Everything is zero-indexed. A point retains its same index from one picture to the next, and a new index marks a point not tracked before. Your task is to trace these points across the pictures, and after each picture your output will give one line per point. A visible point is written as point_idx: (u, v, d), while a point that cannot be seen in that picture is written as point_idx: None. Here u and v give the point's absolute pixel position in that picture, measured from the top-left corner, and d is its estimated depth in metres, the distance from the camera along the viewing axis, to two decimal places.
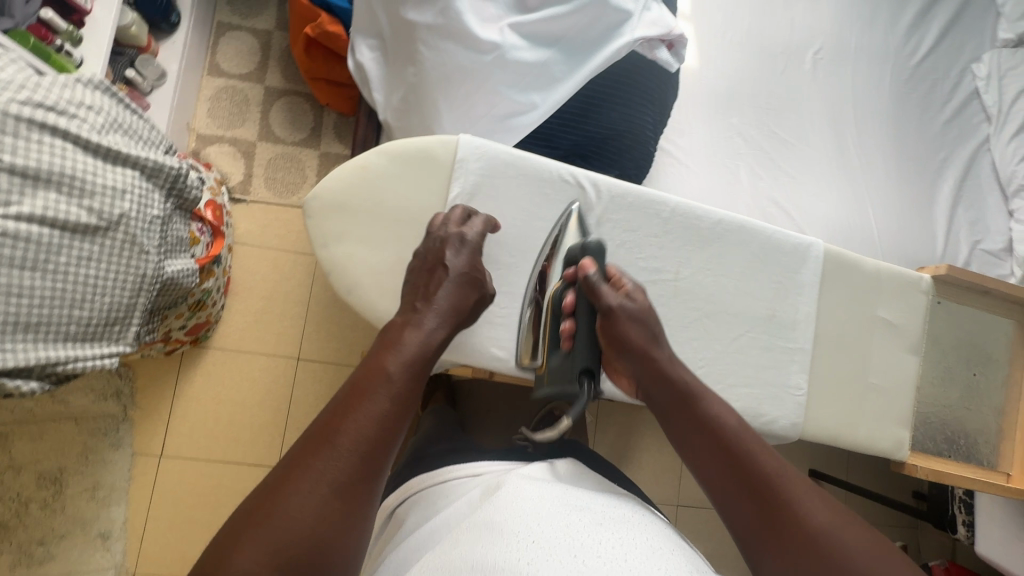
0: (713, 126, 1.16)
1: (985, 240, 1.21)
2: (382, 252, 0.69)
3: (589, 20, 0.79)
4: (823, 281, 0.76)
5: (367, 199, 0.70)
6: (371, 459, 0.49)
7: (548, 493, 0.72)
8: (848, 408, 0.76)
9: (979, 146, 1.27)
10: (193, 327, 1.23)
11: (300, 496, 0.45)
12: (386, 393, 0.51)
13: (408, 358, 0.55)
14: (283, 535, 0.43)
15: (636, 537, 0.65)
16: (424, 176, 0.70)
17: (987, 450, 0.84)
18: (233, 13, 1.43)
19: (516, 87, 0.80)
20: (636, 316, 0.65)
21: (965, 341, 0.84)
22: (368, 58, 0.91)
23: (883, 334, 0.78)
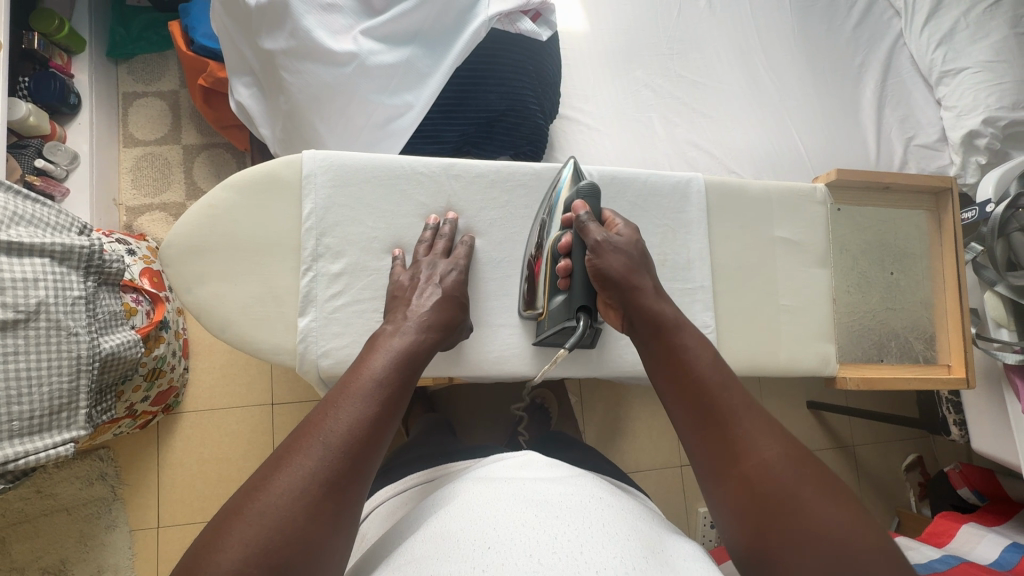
0: (620, 82, 1.14)
1: (920, 134, 1.19)
2: (248, 286, 0.64)
3: (437, 11, 0.78)
4: (709, 213, 0.74)
5: (220, 237, 0.64)
6: (359, 455, 0.48)
7: (504, 491, 0.64)
8: (763, 336, 0.74)
9: (894, 42, 1.24)
10: (157, 396, 1.23)
11: (279, 493, 0.44)
12: (373, 392, 0.51)
13: (395, 359, 0.55)
14: (262, 529, 0.42)
15: (599, 523, 0.57)
16: (276, 201, 0.65)
17: (926, 347, 0.81)
18: (136, 82, 1.43)
19: (385, 92, 0.80)
20: (625, 249, 0.63)
21: (873, 242, 0.82)
22: (246, 96, 0.90)
23: (785, 253, 0.76)
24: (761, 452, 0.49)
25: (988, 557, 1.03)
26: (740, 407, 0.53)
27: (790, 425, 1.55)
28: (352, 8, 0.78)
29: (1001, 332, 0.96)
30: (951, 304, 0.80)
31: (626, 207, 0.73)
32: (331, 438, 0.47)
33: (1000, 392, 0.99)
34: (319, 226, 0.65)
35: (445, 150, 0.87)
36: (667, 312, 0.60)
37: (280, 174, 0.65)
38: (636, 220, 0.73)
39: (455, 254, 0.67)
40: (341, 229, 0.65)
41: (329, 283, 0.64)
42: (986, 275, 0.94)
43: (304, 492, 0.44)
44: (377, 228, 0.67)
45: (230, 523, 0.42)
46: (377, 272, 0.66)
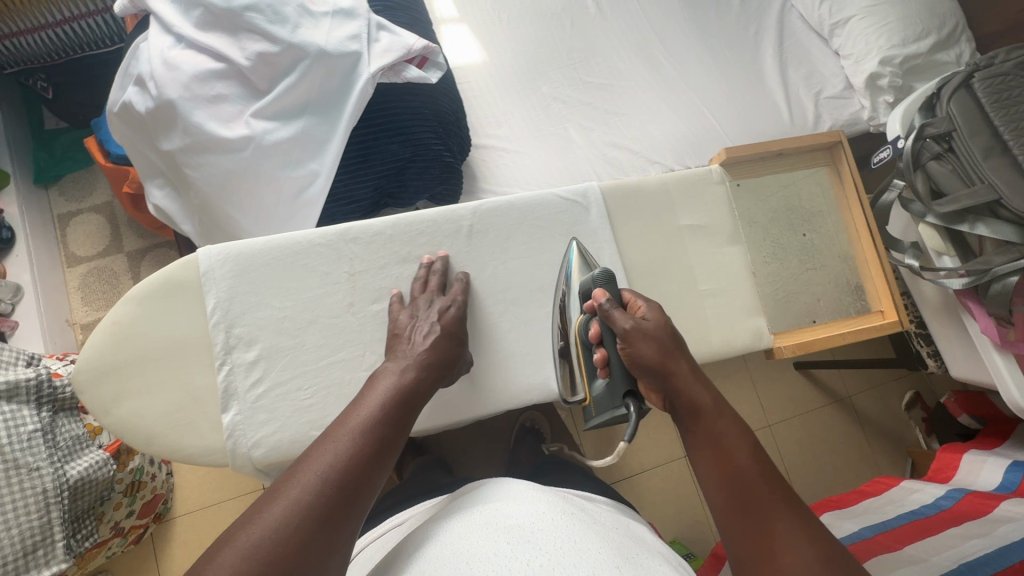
0: (528, 101, 1.16)
1: (826, 87, 1.22)
2: (167, 393, 0.63)
3: (319, 78, 0.79)
4: (612, 217, 0.75)
5: (131, 351, 0.63)
6: (351, 494, 0.48)
7: (468, 521, 0.62)
8: (690, 323, 0.74)
9: (781, 6, 1.28)
10: (145, 508, 1.20)
11: (268, 528, 0.43)
12: (368, 435, 0.52)
13: (390, 401, 0.56)
14: (247, 561, 0.41)
15: (567, 539, 0.57)
16: (181, 303, 0.64)
17: (856, 296, 0.84)
18: (69, 201, 1.44)
19: (289, 165, 0.81)
20: (656, 334, 0.59)
21: (780, 208, 0.86)
22: (162, 198, 0.91)
23: (693, 237, 0.77)
24: (794, 555, 0.46)
25: (992, 483, 1.02)
26: (778, 501, 0.50)
27: (782, 391, 1.54)
28: (238, 94, 0.79)
29: (944, 260, 0.97)
30: (869, 253, 0.84)
31: (527, 234, 0.73)
32: (327, 474, 0.48)
33: (959, 318, 0.99)
34: (226, 317, 0.63)
35: (363, 208, 0.88)
36: (702, 397, 0.57)
37: (180, 274, 0.64)
38: (545, 238, 0.74)
39: (452, 292, 0.67)
40: (248, 315, 0.64)
41: (246, 372, 0.62)
42: (916, 209, 0.94)
43: (290, 526, 0.44)
44: (285, 307, 0.65)
45: (223, 544, 0.42)
46: (297, 348, 0.64)
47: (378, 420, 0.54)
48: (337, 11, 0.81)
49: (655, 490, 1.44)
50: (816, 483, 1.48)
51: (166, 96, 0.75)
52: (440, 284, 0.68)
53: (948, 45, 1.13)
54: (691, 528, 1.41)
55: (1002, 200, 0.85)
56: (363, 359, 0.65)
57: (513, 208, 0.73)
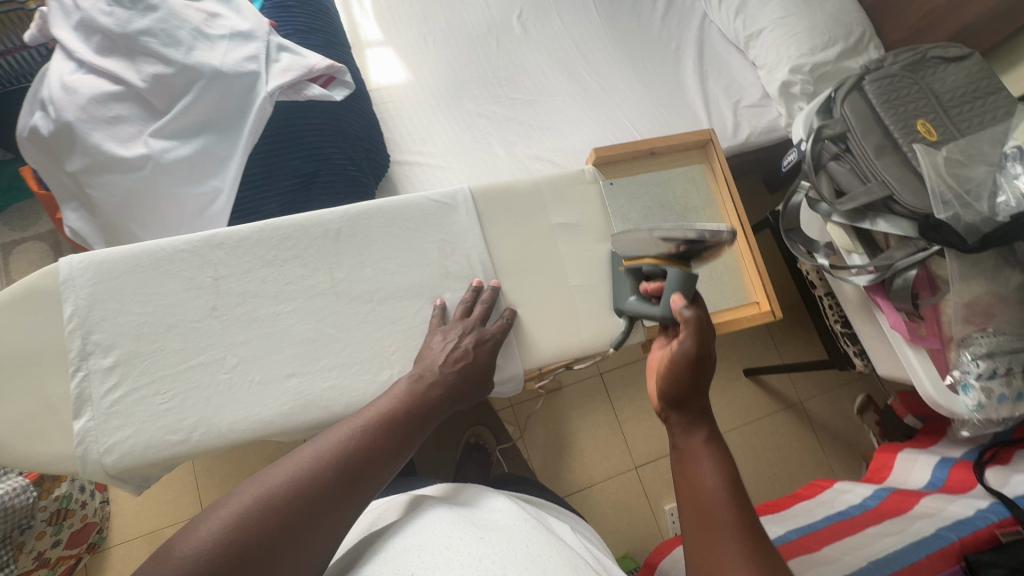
0: (453, 118, 1.19)
1: (745, 96, 1.25)
2: (15, 409, 0.57)
3: (217, 98, 0.82)
4: (479, 217, 0.72)
5: None
6: (353, 478, 0.51)
7: (428, 514, 0.60)
8: (562, 321, 0.72)
9: (701, 22, 1.33)
10: (73, 537, 1.17)
11: (273, 489, 0.48)
12: (380, 429, 0.55)
13: (411, 404, 0.59)
14: (248, 512, 0.46)
15: (523, 545, 0.54)
16: (32, 314, 0.58)
17: (735, 291, 0.86)
18: (12, 229, 1.45)
19: (190, 182, 0.82)
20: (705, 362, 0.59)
21: (655, 204, 0.82)
22: (75, 219, 0.92)
23: (565, 237, 0.75)
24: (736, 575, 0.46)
25: (922, 480, 1.01)
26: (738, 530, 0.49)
27: (732, 398, 1.53)
28: (138, 115, 0.81)
29: (854, 258, 0.97)
30: (740, 244, 0.87)
31: (398, 236, 0.69)
32: (336, 456, 0.52)
33: (873, 315, 1.00)
34: (84, 324, 0.58)
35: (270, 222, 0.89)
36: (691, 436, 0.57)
37: (34, 283, 0.58)
38: (412, 245, 0.69)
39: (492, 326, 0.67)
40: (107, 322, 0.59)
41: (101, 378, 0.57)
42: (821, 208, 0.97)
43: (289, 492, 0.48)
44: (145, 312, 0.60)
45: (227, 499, 0.47)
46: (163, 356, 0.60)
47: (397, 417, 0.57)
48: (235, 34, 0.84)
49: (604, 503, 1.41)
50: (769, 489, 1.45)
51: (63, 118, 0.77)
52: (482, 314, 0.68)
53: (856, 53, 1.17)
54: (643, 541, 1.39)
55: (895, 196, 0.86)
56: (231, 366, 0.61)
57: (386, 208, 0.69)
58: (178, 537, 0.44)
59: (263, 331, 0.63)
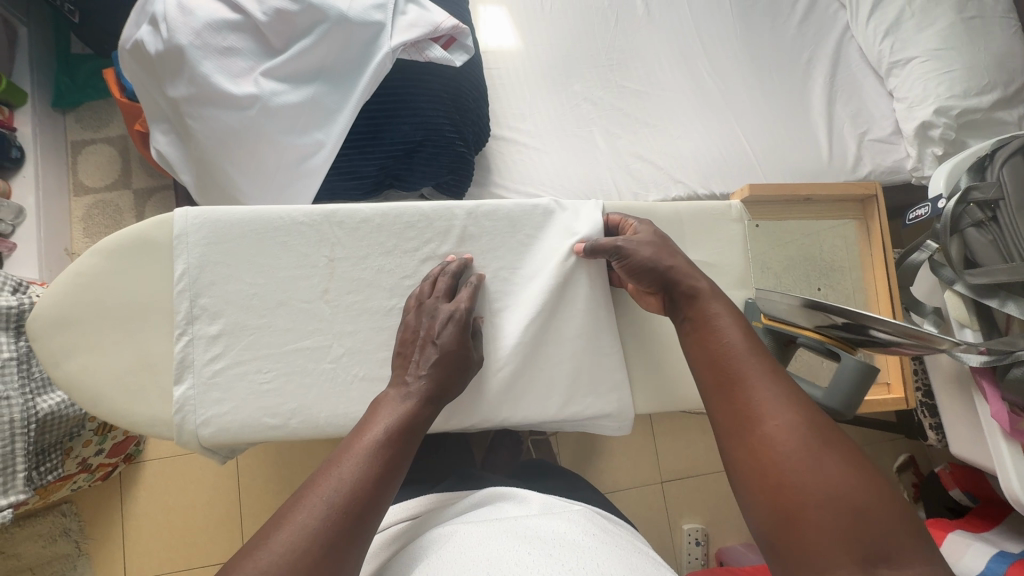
0: (558, 98, 1.11)
1: (873, 128, 1.15)
2: (117, 359, 0.56)
3: (338, 45, 0.75)
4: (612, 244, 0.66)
5: (82, 306, 0.55)
6: (353, 525, 0.45)
7: (494, 528, 0.63)
8: None
9: (841, 36, 1.20)
10: (114, 448, 1.20)
11: (275, 557, 0.41)
12: (371, 458, 0.49)
13: (395, 424, 0.51)
14: None
15: (592, 562, 0.56)
16: (143, 264, 0.56)
17: None
18: (84, 129, 1.42)
19: (295, 131, 0.77)
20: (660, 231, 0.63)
21: None
22: (164, 144, 0.88)
23: None
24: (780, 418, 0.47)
25: (974, 569, 0.98)
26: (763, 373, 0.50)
27: None
28: (251, 49, 0.75)
29: (966, 333, 0.90)
30: None
31: (521, 241, 0.66)
32: (331, 499, 0.45)
33: (968, 395, 0.94)
34: (193, 285, 0.56)
35: (366, 186, 0.85)
36: (716, 309, 0.56)
37: (149, 233, 0.56)
38: (532, 254, 0.66)
39: (459, 298, 0.59)
40: (217, 287, 0.57)
41: (205, 346, 0.56)
42: (944, 274, 0.89)
43: (299, 553, 0.42)
44: (256, 282, 0.58)
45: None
46: (264, 328, 0.57)
47: (384, 440, 0.50)
48: None
49: (625, 510, 1.41)
50: None
51: (176, 41, 0.72)
52: (448, 291, 0.59)
53: (1012, 103, 1.05)
54: (657, 555, 1.39)
55: None
56: (333, 352, 0.59)
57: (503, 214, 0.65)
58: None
59: (366, 320, 0.60)
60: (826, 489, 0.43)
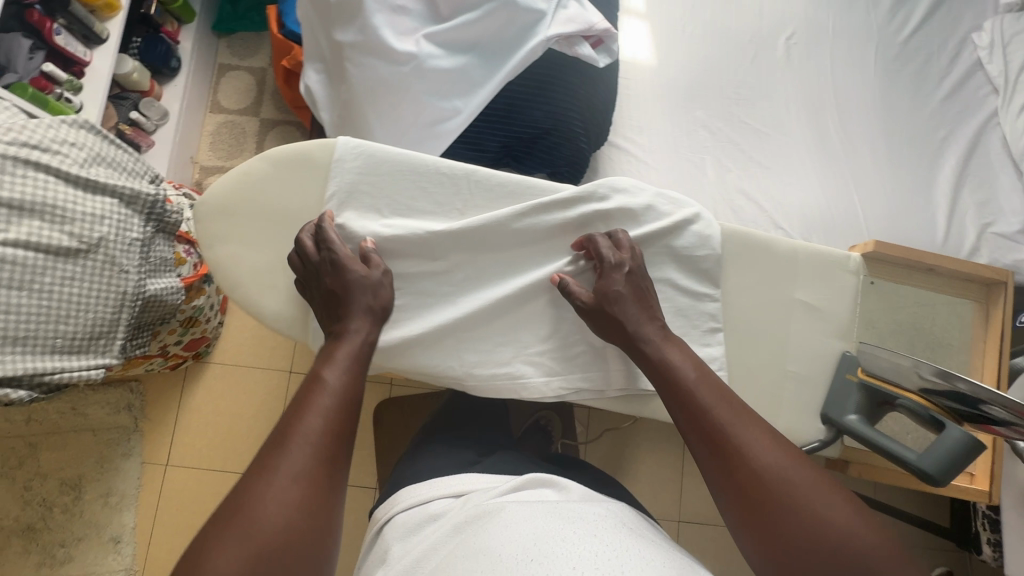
0: (677, 120, 1.13)
1: (999, 222, 1.09)
2: (265, 253, 0.65)
3: (500, 24, 0.80)
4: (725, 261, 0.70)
5: (248, 203, 0.66)
6: (332, 453, 0.52)
7: (534, 506, 0.65)
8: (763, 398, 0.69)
9: (986, 121, 1.15)
10: (190, 343, 1.31)
11: (262, 511, 0.47)
12: (330, 400, 0.55)
13: (343, 362, 0.57)
14: (255, 533, 0.45)
15: (632, 547, 0.58)
16: (304, 178, 0.66)
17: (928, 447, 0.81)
18: (233, 55, 1.55)
19: (438, 94, 0.83)
20: (625, 277, 0.64)
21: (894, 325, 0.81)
22: (315, 82, 0.96)
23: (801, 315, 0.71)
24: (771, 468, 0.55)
25: None
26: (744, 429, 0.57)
27: None
28: (420, 12, 0.81)
29: None
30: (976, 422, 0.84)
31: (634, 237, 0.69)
32: (306, 437, 0.52)
33: None
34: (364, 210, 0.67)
35: (486, 159, 0.88)
36: (678, 361, 0.62)
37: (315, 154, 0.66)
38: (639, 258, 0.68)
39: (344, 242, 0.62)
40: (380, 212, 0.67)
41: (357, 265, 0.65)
42: None
43: (290, 492, 0.48)
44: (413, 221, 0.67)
45: (215, 540, 0.45)
46: (394, 259, 0.66)
47: (333, 380, 0.56)
48: None
49: None
50: None
51: None
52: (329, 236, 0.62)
53: None
54: None
55: None
56: (445, 296, 0.67)
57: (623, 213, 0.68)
58: None
59: (481, 272, 0.68)
60: (843, 530, 0.51)
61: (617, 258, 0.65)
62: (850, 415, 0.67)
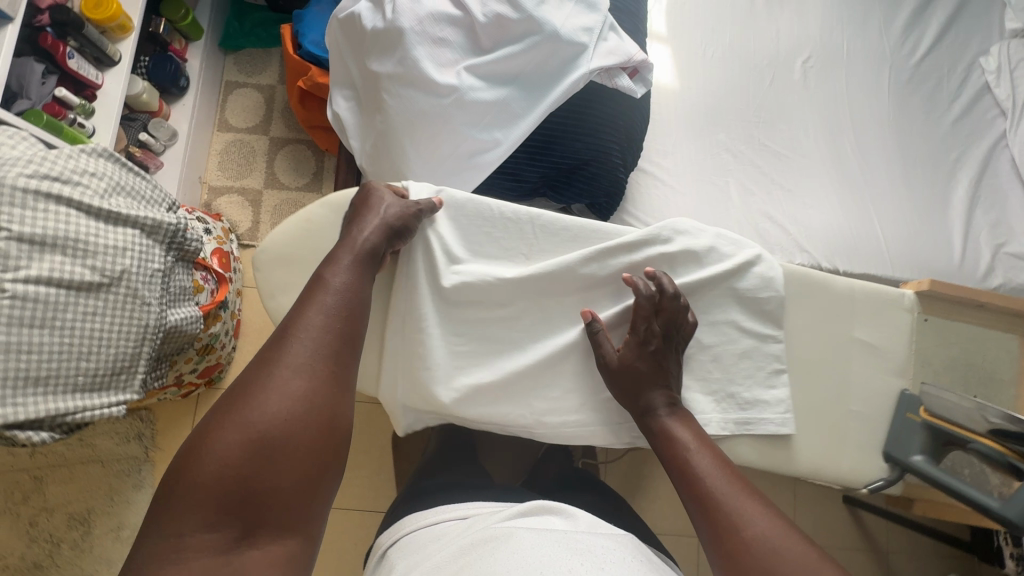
0: (700, 143, 1.13)
1: (1011, 242, 1.12)
2: None
3: (542, 57, 0.80)
4: (790, 302, 0.75)
5: (313, 250, 0.70)
6: (327, 361, 0.58)
7: (539, 534, 0.62)
8: (829, 438, 0.74)
9: (995, 142, 1.19)
10: (204, 370, 1.27)
11: (266, 406, 0.54)
12: (331, 307, 0.61)
13: (344, 274, 0.63)
14: (255, 426, 0.52)
15: None
16: None
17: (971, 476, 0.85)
18: (240, 72, 1.52)
19: (478, 126, 0.82)
20: (647, 354, 0.68)
21: (960, 360, 0.81)
22: (343, 108, 0.94)
23: (862, 355, 0.76)
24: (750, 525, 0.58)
25: None
26: (729, 487, 0.61)
27: (826, 520, 1.43)
28: (460, 43, 0.80)
29: None
30: None
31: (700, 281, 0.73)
32: (307, 343, 0.58)
33: None
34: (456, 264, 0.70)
35: (522, 189, 0.89)
36: (676, 426, 0.67)
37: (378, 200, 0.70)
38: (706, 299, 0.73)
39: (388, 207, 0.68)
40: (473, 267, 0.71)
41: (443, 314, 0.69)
42: None
43: (291, 398, 0.55)
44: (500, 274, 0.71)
45: (219, 424, 0.53)
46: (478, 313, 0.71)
47: (333, 289, 0.62)
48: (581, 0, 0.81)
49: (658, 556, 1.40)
50: None
51: (399, 24, 0.78)
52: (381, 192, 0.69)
53: None
54: None
55: None
56: (515, 343, 0.72)
57: (687, 257, 0.73)
58: (197, 464, 0.50)
59: (554, 321, 0.73)
60: None
61: (641, 333, 0.68)
62: (915, 456, 0.71)
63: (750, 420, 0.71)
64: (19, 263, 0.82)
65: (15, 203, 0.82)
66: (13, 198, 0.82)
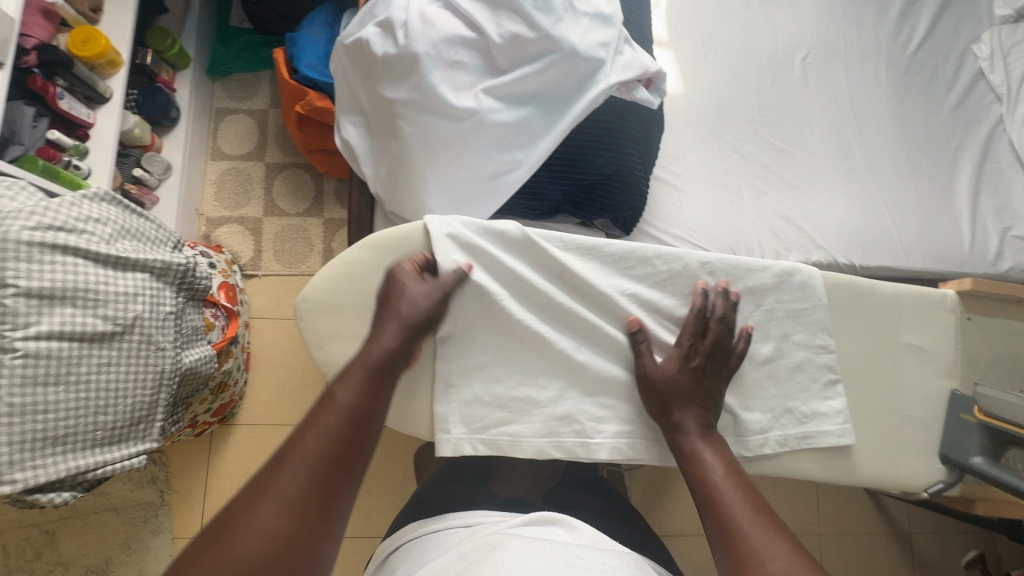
0: (709, 146, 1.13)
1: (1017, 224, 1.14)
2: None
3: (560, 74, 0.79)
4: (838, 314, 0.77)
5: (354, 294, 0.70)
6: (326, 487, 0.53)
7: (537, 546, 0.60)
8: (886, 446, 0.76)
9: (994, 127, 1.21)
10: (218, 408, 1.24)
11: (248, 538, 0.48)
12: (338, 425, 0.57)
13: (359, 384, 0.60)
14: (233, 564, 0.46)
15: None
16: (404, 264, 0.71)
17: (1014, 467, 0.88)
18: (229, 98, 1.48)
19: (498, 148, 0.80)
20: (689, 368, 0.69)
21: (1002, 358, 0.84)
22: (354, 135, 0.92)
23: (912, 360, 0.78)
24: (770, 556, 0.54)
25: None
26: (756, 518, 0.58)
27: (850, 508, 1.44)
28: (477, 65, 0.79)
29: None
30: None
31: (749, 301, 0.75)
32: (306, 467, 0.53)
33: None
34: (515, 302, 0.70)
35: (544, 208, 0.88)
36: (707, 454, 0.65)
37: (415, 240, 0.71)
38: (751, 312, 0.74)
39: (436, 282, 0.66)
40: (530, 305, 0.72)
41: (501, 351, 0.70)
42: None
43: (276, 529, 0.49)
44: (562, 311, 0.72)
45: (192, 559, 0.47)
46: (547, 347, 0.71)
47: (344, 402, 0.58)
48: (596, 15, 0.81)
49: (689, 558, 1.40)
50: None
51: (413, 49, 0.76)
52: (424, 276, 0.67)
53: None
54: None
55: None
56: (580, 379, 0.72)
57: (727, 265, 0.75)
58: None
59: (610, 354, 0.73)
60: None
61: (685, 348, 0.70)
62: (975, 457, 0.73)
63: (811, 434, 0.73)
64: (29, 319, 0.78)
65: (21, 256, 0.79)
66: (18, 252, 0.78)
